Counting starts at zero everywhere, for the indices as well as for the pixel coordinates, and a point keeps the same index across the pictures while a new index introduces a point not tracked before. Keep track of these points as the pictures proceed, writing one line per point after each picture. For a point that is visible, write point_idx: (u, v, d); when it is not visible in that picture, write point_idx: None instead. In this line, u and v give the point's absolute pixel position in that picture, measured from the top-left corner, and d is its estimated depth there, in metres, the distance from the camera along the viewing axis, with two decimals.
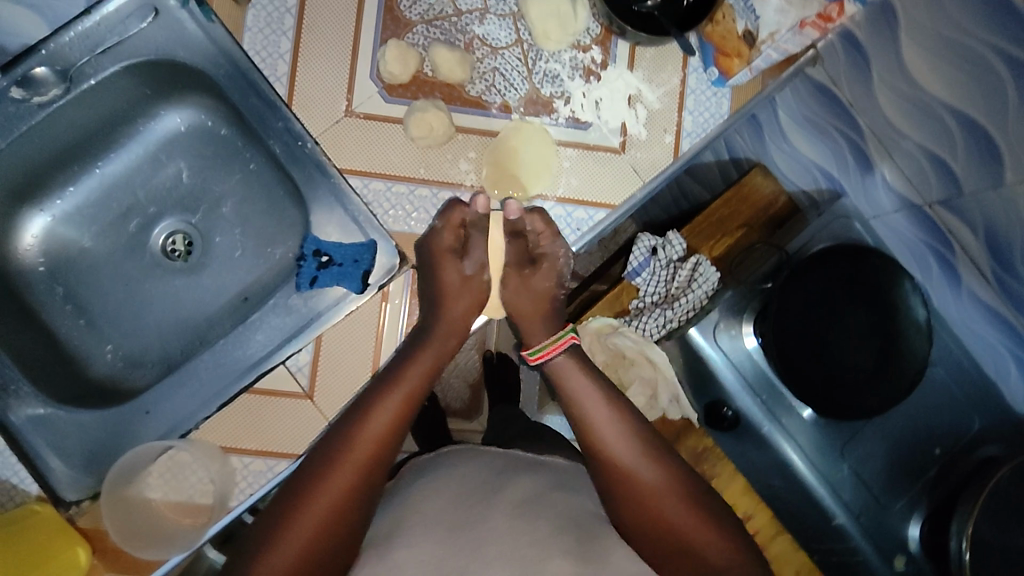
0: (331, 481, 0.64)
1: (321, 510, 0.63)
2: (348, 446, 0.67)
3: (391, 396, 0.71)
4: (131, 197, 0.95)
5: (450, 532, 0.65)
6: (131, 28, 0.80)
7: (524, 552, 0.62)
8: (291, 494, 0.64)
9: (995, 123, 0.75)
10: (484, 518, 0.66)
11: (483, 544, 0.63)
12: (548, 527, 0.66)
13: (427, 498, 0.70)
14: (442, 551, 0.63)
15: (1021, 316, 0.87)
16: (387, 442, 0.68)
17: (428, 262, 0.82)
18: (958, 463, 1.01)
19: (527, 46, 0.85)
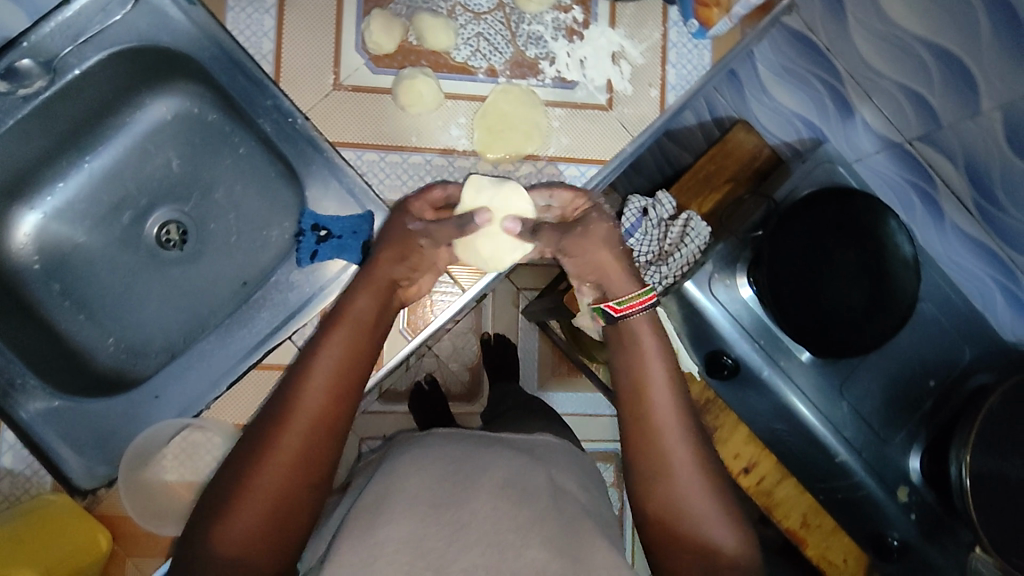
0: (281, 443, 0.56)
1: (276, 471, 0.56)
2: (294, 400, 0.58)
3: (337, 340, 0.62)
4: (122, 189, 0.95)
5: (434, 513, 0.57)
6: (112, 15, 0.80)
7: (501, 535, 0.55)
8: (242, 464, 0.56)
9: (969, 53, 0.77)
10: (467, 493, 0.60)
11: (466, 526, 0.56)
12: (528, 510, 0.58)
13: (416, 472, 0.63)
14: (428, 530, 0.55)
15: (1006, 246, 0.90)
16: (341, 390, 0.60)
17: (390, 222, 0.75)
18: (951, 395, 1.03)
19: (508, 10, 0.85)
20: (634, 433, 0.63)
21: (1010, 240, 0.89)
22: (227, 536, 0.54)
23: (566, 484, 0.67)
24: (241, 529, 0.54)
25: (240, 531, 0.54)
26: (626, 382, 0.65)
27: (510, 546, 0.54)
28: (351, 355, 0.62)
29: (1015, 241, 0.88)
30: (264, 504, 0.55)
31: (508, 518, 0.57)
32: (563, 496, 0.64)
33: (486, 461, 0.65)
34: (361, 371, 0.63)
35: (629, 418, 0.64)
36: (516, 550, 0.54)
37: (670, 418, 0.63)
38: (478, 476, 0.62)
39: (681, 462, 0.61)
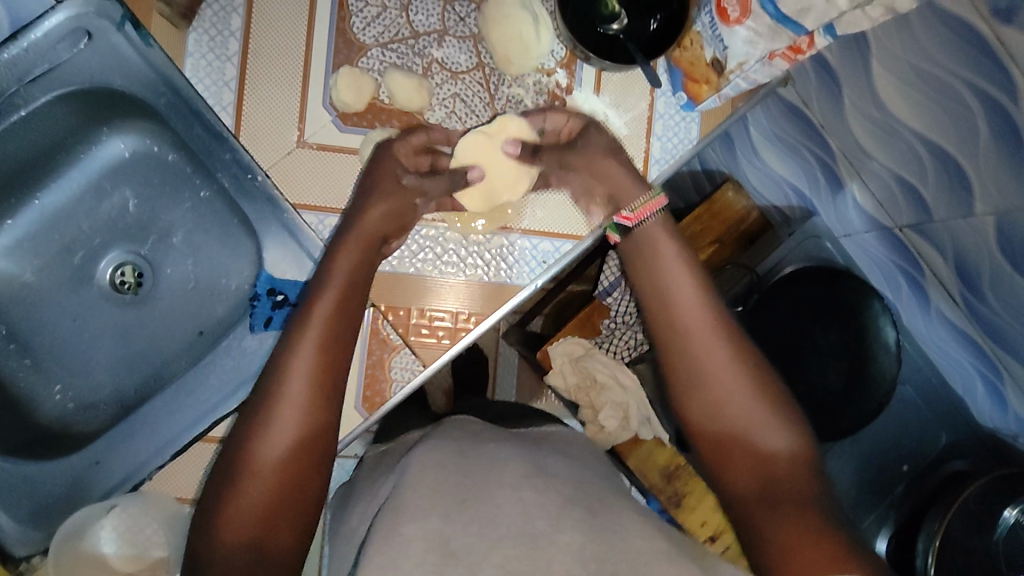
0: (280, 417, 0.59)
1: (279, 447, 0.59)
2: (287, 367, 0.62)
3: (323, 308, 0.66)
4: (74, 229, 0.90)
5: (455, 510, 0.58)
6: (61, 53, 0.74)
7: (533, 524, 0.56)
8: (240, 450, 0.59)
9: (966, 154, 0.73)
10: (488, 488, 0.61)
11: (492, 519, 0.57)
12: (557, 498, 0.60)
13: (427, 471, 0.64)
14: (452, 528, 0.56)
15: (991, 341, 0.87)
16: (333, 348, 0.64)
17: (376, 170, 0.77)
18: (925, 479, 1.03)
19: (488, 70, 0.81)
20: (679, 354, 0.69)
21: (997, 338, 0.86)
22: (234, 526, 0.56)
23: (586, 474, 0.69)
24: (247, 510, 0.56)
25: (248, 514, 0.56)
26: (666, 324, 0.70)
27: (543, 536, 0.55)
28: (336, 317, 0.66)
29: (1007, 345, 0.85)
30: (270, 483, 0.57)
31: (536, 507, 0.59)
32: (586, 481, 0.67)
33: (501, 454, 0.68)
34: (351, 330, 0.67)
35: (667, 349, 0.69)
36: (550, 537, 0.55)
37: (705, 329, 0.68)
38: (498, 470, 0.64)
39: (732, 374, 0.66)
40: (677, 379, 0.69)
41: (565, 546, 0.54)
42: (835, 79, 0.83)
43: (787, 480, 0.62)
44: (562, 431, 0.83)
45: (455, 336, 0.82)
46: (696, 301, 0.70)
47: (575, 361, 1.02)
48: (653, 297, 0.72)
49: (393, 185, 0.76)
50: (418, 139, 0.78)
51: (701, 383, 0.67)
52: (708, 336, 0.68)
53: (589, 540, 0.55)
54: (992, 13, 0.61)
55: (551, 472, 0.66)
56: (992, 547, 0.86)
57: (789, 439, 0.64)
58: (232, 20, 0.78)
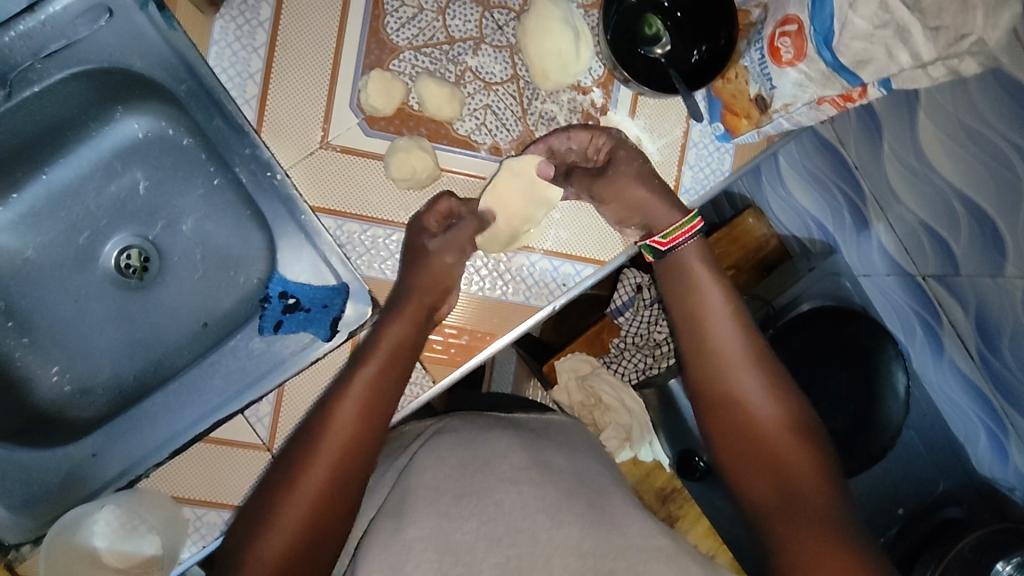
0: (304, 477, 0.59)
1: (300, 506, 0.57)
2: (324, 425, 0.62)
3: (359, 378, 0.66)
4: (82, 208, 0.87)
5: (453, 507, 0.57)
6: (81, 30, 0.70)
7: (530, 520, 0.55)
8: (280, 482, 0.60)
9: (1005, 216, 0.72)
10: (488, 479, 0.59)
11: (491, 517, 0.56)
12: (556, 492, 0.58)
13: (428, 465, 0.61)
14: (450, 525, 0.55)
15: (1005, 404, 0.87)
16: (368, 416, 0.64)
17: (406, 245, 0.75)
18: (919, 524, 1.01)
19: (523, 83, 0.78)
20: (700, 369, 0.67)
21: (1006, 393, 0.86)
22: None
23: (585, 464, 0.66)
24: (273, 547, 0.56)
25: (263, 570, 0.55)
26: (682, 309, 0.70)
27: (540, 531, 0.55)
28: (371, 390, 0.66)
29: (1017, 401, 0.84)
30: (288, 539, 0.56)
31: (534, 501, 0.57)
32: (586, 472, 0.65)
33: (500, 442, 0.63)
34: (386, 399, 0.66)
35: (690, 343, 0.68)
36: (548, 533, 0.55)
37: (730, 344, 0.66)
38: (498, 459, 0.61)
39: (755, 389, 0.64)
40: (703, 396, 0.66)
41: (564, 540, 0.54)
42: (877, 125, 0.84)
43: (814, 498, 0.57)
44: (561, 420, 0.78)
45: (470, 351, 0.79)
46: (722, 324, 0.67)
47: (580, 378, 1.02)
48: (684, 302, 0.70)
49: (423, 254, 0.74)
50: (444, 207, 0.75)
51: (726, 402, 0.64)
52: (738, 360, 0.65)
53: (587, 532, 0.56)
54: None
55: (554, 466, 0.62)
56: None
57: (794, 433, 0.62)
58: (261, 10, 0.74)
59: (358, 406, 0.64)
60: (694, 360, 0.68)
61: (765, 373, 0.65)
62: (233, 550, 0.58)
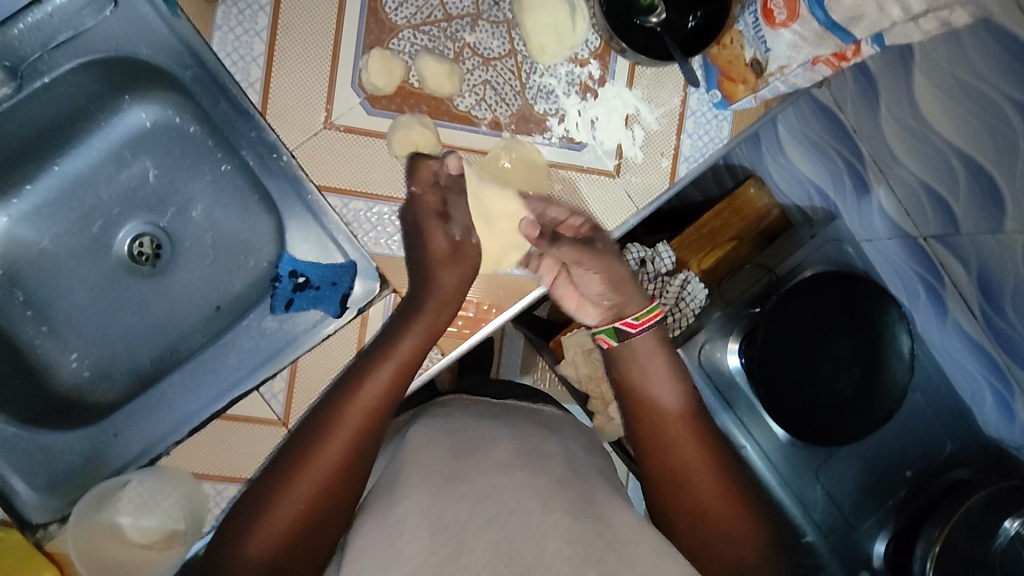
0: (318, 454, 0.60)
1: (311, 481, 0.59)
2: (347, 404, 0.63)
3: (384, 367, 0.66)
4: (94, 197, 0.89)
5: (445, 488, 0.56)
6: (87, 20, 0.73)
7: (522, 502, 0.54)
8: (294, 456, 0.60)
9: (1001, 171, 0.73)
10: (480, 465, 0.60)
11: (483, 497, 0.55)
12: (547, 479, 0.59)
13: (422, 449, 0.63)
14: (441, 504, 0.54)
15: (1006, 357, 0.88)
16: (388, 403, 0.65)
17: (414, 224, 0.77)
18: (926, 486, 1.01)
19: (521, 58, 0.79)
20: (640, 413, 0.70)
21: (1011, 351, 0.86)
22: (257, 544, 0.56)
23: (576, 457, 0.68)
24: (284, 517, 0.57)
25: (267, 540, 0.57)
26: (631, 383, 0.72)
27: (533, 513, 0.53)
28: (394, 378, 0.66)
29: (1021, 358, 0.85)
30: (297, 511, 0.58)
31: (529, 487, 0.57)
32: (579, 466, 0.66)
33: (493, 435, 0.66)
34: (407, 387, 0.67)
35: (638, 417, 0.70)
36: (539, 518, 0.53)
37: (667, 388, 0.70)
38: (489, 449, 0.63)
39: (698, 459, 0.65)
40: (646, 446, 0.68)
41: (552, 526, 0.52)
42: (873, 84, 0.86)
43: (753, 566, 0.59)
44: (552, 413, 0.80)
45: (478, 324, 0.81)
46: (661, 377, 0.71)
47: (587, 353, 1.03)
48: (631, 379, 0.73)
49: (443, 245, 0.76)
50: (426, 172, 0.75)
51: (660, 441, 0.67)
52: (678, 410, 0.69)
53: (578, 522, 0.53)
54: None
55: (545, 457, 0.64)
56: (990, 553, 0.88)
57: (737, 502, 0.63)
58: None
59: (379, 392, 0.64)
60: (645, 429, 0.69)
61: (699, 424, 0.68)
62: (236, 514, 0.59)
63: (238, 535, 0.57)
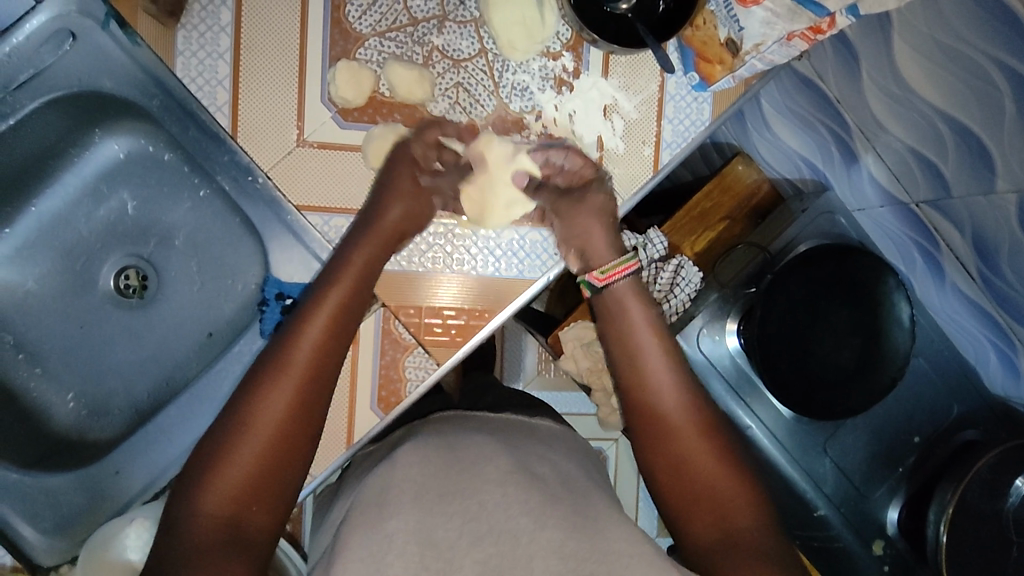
0: (269, 396, 0.57)
1: (268, 426, 0.56)
2: (283, 355, 0.59)
3: (329, 299, 0.63)
4: (74, 234, 0.88)
5: (437, 504, 0.57)
6: (46, 57, 0.71)
7: (513, 521, 0.55)
8: (225, 432, 0.56)
9: (991, 134, 0.73)
10: (473, 482, 0.59)
11: (473, 516, 0.56)
12: (541, 497, 0.59)
13: (416, 461, 0.63)
14: (434, 521, 0.55)
15: (1007, 315, 0.87)
16: (331, 347, 0.61)
17: (386, 166, 0.74)
18: (937, 449, 1.00)
19: (492, 57, 0.77)
20: (634, 395, 0.64)
21: (1012, 310, 0.86)
22: (213, 502, 0.53)
23: (569, 470, 0.68)
24: (216, 500, 0.53)
25: (223, 493, 0.54)
26: (616, 356, 0.67)
27: (521, 533, 0.54)
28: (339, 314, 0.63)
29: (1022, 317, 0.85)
30: (251, 462, 0.55)
31: (518, 503, 0.57)
32: (570, 477, 0.66)
33: (487, 448, 0.66)
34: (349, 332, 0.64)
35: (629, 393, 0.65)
36: (530, 535, 0.54)
37: (667, 390, 0.63)
38: (483, 463, 0.62)
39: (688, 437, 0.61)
40: (638, 425, 0.64)
41: (546, 543, 0.54)
42: (852, 53, 0.85)
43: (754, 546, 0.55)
44: (549, 426, 0.80)
45: (472, 330, 0.81)
46: (661, 367, 0.65)
47: (584, 344, 1.04)
48: (617, 350, 0.67)
49: (408, 185, 0.73)
50: (434, 136, 0.75)
51: (649, 417, 0.63)
52: (677, 408, 0.62)
53: (571, 534, 0.55)
54: None
55: (538, 473, 0.63)
56: (1003, 511, 0.89)
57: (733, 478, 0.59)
58: (221, 15, 0.74)
59: (320, 337, 0.61)
60: (636, 404, 0.64)
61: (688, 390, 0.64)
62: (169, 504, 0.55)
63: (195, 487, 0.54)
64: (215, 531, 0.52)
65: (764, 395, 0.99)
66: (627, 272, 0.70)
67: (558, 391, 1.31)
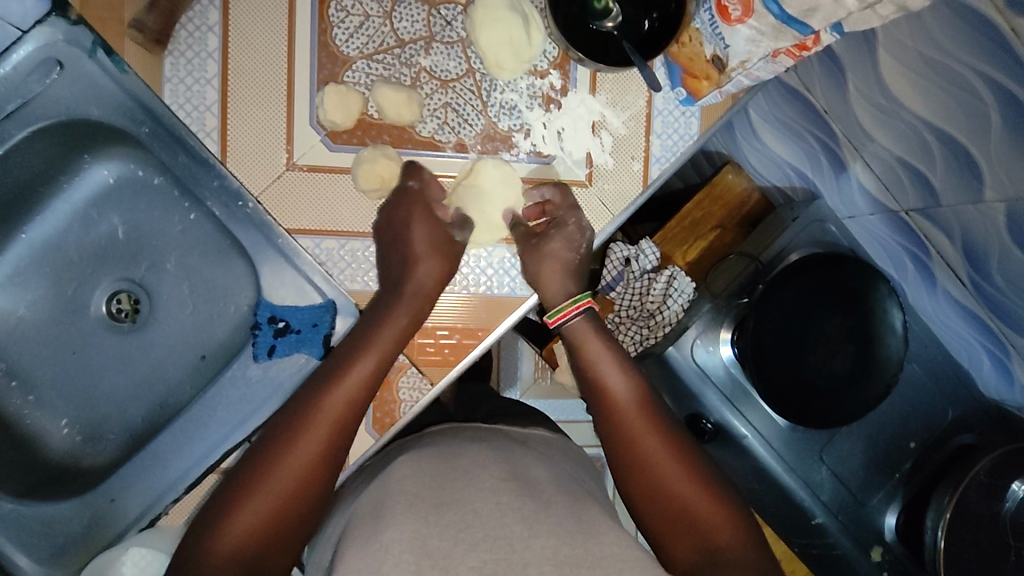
0: (300, 445, 0.59)
1: (287, 478, 0.57)
2: (317, 407, 0.61)
3: (364, 359, 0.65)
4: (65, 259, 0.87)
5: (432, 514, 0.56)
6: (34, 86, 0.71)
7: (507, 529, 0.55)
8: (252, 475, 0.57)
9: (977, 143, 0.74)
10: (466, 491, 0.59)
11: (467, 524, 0.55)
12: (533, 504, 0.58)
13: (409, 476, 0.63)
14: (428, 531, 0.54)
15: (995, 318, 0.88)
16: (357, 404, 0.62)
17: (398, 221, 0.74)
18: (932, 455, 1.00)
19: (479, 76, 0.78)
20: (606, 423, 0.64)
21: (1003, 315, 0.86)
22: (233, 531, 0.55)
23: (564, 478, 0.68)
24: (232, 540, 0.54)
25: (248, 523, 0.55)
26: (587, 387, 0.68)
27: (517, 539, 0.54)
28: (377, 369, 0.65)
29: (1012, 320, 0.85)
30: (268, 509, 0.56)
31: (513, 511, 0.57)
32: (565, 485, 0.66)
33: (480, 458, 0.66)
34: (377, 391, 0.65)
35: (600, 424, 0.65)
36: (524, 542, 0.53)
37: (637, 417, 0.63)
38: (476, 473, 0.62)
39: (661, 460, 0.61)
40: (612, 452, 0.63)
41: (539, 550, 0.53)
42: (839, 67, 0.87)
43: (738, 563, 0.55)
44: (543, 434, 0.80)
45: (464, 350, 0.81)
46: (628, 393, 0.65)
47: None
48: (588, 383, 0.68)
49: (421, 246, 0.73)
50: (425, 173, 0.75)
51: (621, 443, 0.63)
52: (647, 432, 0.62)
53: (563, 541, 0.54)
54: (1007, 5, 0.64)
55: (531, 481, 0.63)
56: (1000, 514, 0.89)
57: (710, 497, 0.59)
58: (208, 40, 0.74)
59: (350, 394, 0.62)
60: (608, 433, 0.64)
61: (654, 414, 0.64)
62: (188, 536, 0.56)
63: (210, 527, 0.55)
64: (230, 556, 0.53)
65: (757, 403, 0.99)
66: (580, 311, 0.72)
67: (555, 400, 1.30)
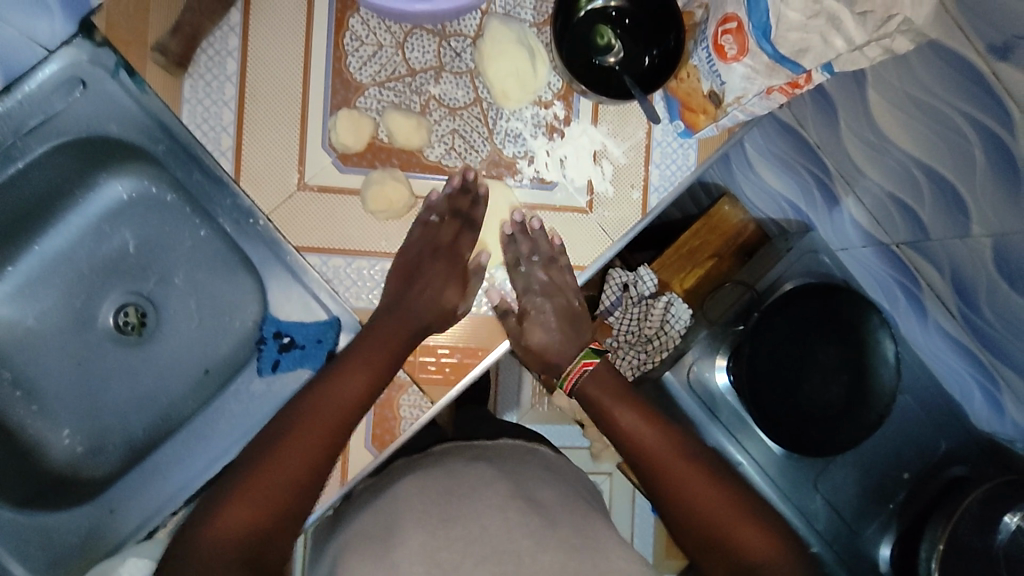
0: (295, 442, 0.65)
1: (280, 477, 0.63)
2: (314, 409, 0.68)
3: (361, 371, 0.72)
4: (75, 272, 0.89)
5: (441, 528, 0.58)
6: (57, 103, 0.74)
7: (515, 543, 0.56)
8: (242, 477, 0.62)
9: (963, 180, 0.78)
10: (473, 505, 0.60)
11: (475, 538, 0.56)
12: (541, 520, 0.59)
13: (416, 493, 0.64)
14: (437, 544, 0.56)
15: (984, 351, 0.90)
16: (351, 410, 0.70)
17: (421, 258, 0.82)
18: (924, 487, 1.01)
19: (486, 105, 0.81)
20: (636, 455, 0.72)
21: (992, 348, 0.88)
22: (225, 520, 0.59)
23: (566, 496, 0.69)
24: (230, 526, 0.59)
25: (239, 519, 0.59)
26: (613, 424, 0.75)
27: (524, 554, 0.55)
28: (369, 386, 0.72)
29: (1000, 354, 0.87)
30: (259, 509, 0.61)
31: (520, 527, 0.58)
32: (567, 501, 0.67)
33: (485, 475, 0.66)
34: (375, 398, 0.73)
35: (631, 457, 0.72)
36: (531, 556, 0.54)
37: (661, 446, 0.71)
38: (482, 490, 0.63)
39: (685, 478, 0.67)
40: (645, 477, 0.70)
41: (544, 566, 0.54)
42: (831, 105, 0.90)
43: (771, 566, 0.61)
44: (546, 454, 0.81)
45: (465, 369, 0.82)
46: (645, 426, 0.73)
47: None
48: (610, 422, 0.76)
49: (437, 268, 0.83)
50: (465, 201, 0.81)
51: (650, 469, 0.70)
52: (670, 457, 0.69)
53: (567, 558, 0.56)
54: (988, 50, 0.67)
55: (537, 499, 0.64)
56: (992, 547, 0.88)
57: (738, 509, 0.65)
58: (227, 65, 0.77)
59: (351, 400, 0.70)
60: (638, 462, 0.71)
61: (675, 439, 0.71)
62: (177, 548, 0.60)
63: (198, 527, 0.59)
64: (226, 547, 0.58)
65: (752, 431, 1.00)
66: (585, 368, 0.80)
67: (552, 425, 1.31)
